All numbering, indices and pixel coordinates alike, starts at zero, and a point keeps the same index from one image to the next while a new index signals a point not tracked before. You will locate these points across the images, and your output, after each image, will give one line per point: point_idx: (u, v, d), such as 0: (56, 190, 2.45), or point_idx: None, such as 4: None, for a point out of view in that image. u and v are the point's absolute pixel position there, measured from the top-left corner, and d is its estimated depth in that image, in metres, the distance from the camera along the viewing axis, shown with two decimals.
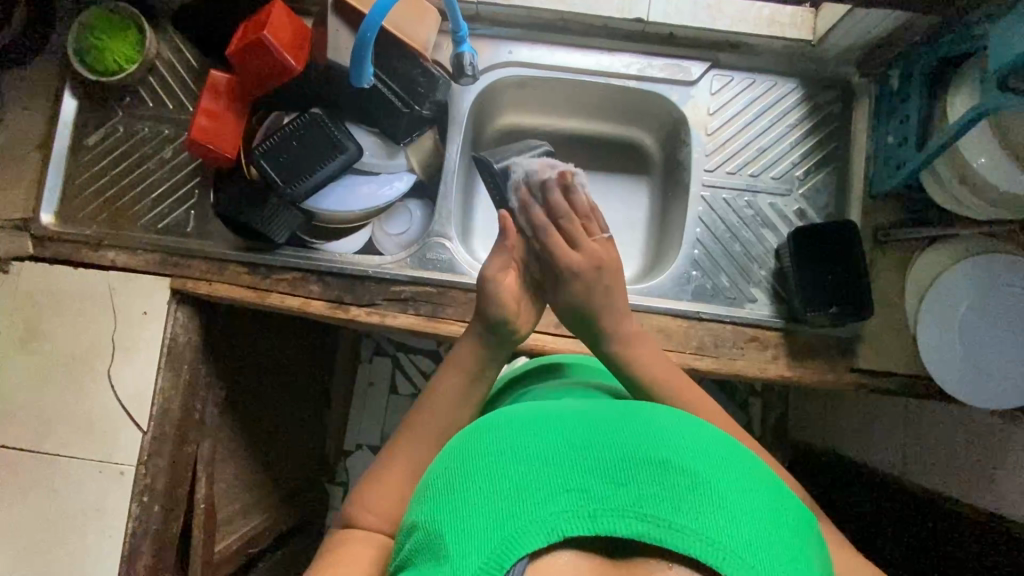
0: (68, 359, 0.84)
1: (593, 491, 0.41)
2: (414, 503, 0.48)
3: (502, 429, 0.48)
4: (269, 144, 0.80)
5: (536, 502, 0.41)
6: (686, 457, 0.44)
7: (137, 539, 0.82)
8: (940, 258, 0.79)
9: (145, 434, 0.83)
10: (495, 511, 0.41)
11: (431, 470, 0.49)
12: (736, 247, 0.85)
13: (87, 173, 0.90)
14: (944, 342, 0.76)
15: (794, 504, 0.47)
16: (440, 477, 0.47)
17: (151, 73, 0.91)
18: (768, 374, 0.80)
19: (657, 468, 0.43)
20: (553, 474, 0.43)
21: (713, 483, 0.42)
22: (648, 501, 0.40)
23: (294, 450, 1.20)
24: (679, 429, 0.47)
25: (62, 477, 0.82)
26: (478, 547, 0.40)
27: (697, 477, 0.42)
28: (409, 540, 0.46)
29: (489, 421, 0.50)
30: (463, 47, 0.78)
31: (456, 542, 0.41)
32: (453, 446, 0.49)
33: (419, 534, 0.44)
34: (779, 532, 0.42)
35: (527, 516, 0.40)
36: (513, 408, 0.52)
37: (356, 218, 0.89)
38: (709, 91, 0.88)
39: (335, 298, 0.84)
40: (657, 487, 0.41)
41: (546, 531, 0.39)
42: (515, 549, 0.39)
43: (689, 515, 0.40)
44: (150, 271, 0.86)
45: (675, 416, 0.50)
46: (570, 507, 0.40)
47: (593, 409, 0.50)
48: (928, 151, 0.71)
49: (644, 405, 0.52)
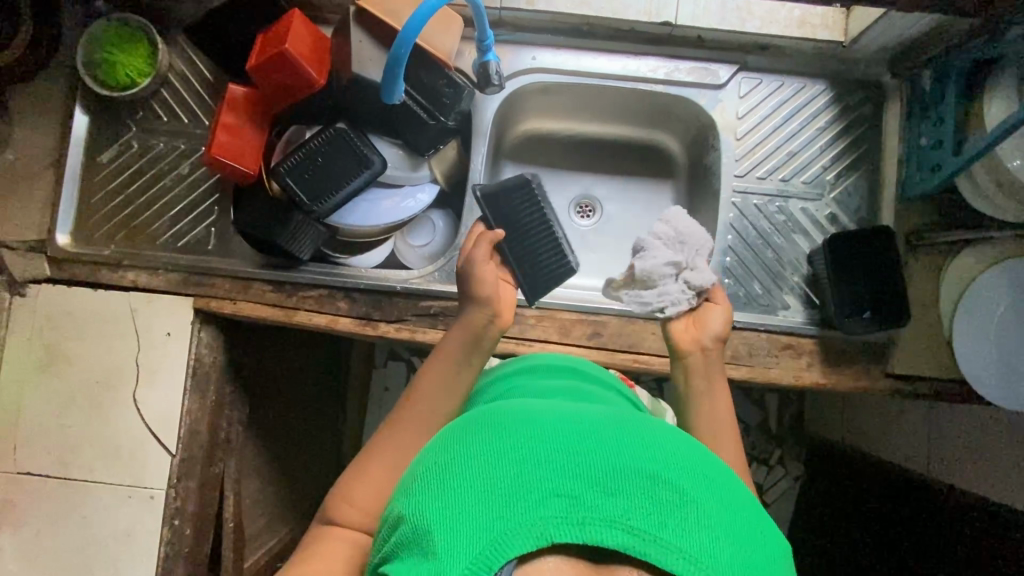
0: (92, 383, 0.82)
1: (582, 497, 0.39)
2: (400, 494, 0.46)
3: (494, 426, 0.45)
4: (294, 160, 0.78)
5: (524, 506, 0.39)
6: (677, 471, 0.42)
7: (169, 562, 0.81)
8: (975, 261, 0.79)
9: (174, 456, 0.82)
10: (483, 511, 0.39)
11: (420, 461, 0.47)
12: (768, 253, 0.84)
13: (102, 191, 0.87)
14: (979, 344, 0.76)
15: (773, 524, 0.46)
16: (429, 470, 0.44)
17: (164, 86, 0.88)
18: (802, 381, 0.80)
19: (648, 479, 0.41)
20: (542, 476, 0.40)
21: (702, 500, 0.41)
22: (637, 513, 0.39)
23: (314, 460, 1.19)
24: (671, 440, 0.46)
25: (91, 502, 0.81)
26: (464, 549, 0.38)
27: (685, 493, 0.41)
28: (391, 533, 0.44)
29: (481, 417, 0.48)
30: (489, 55, 0.77)
31: (442, 540, 0.39)
32: (444, 440, 0.47)
33: (403, 528, 0.42)
34: (760, 555, 0.41)
35: (515, 519, 0.38)
36: (505, 404, 0.49)
37: (380, 232, 0.87)
38: (737, 94, 0.86)
39: (363, 314, 0.82)
40: (646, 499, 0.39)
41: (534, 536, 0.38)
42: (501, 551, 0.37)
43: (674, 531, 0.38)
44: (172, 290, 0.85)
45: (667, 426, 0.48)
46: (559, 514, 0.38)
47: (586, 411, 0.48)
48: (965, 156, 0.70)
49: (637, 413, 0.51)
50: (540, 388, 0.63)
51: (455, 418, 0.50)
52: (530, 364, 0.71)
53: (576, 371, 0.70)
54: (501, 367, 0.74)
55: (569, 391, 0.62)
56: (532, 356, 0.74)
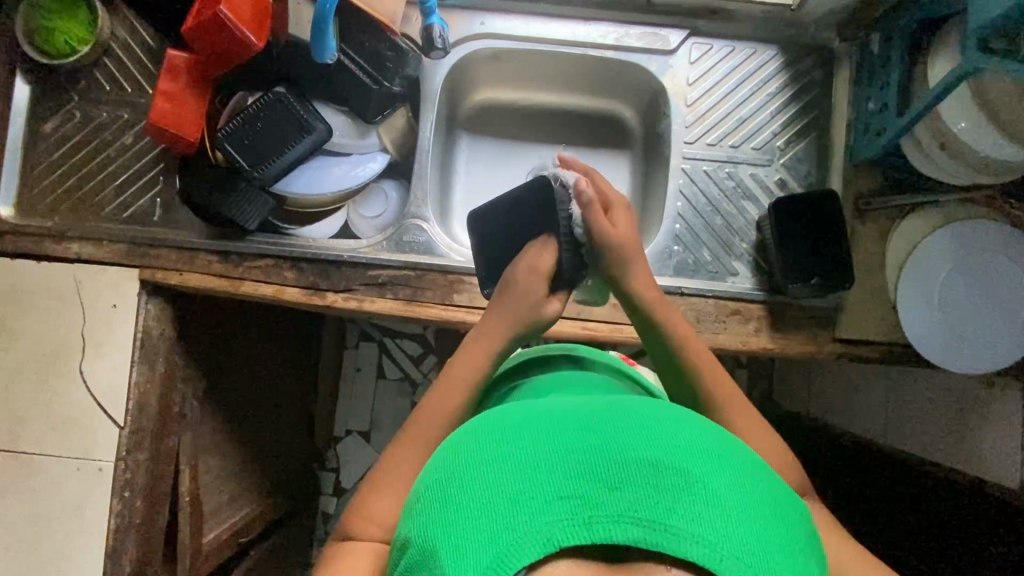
0: (37, 356, 0.82)
1: (586, 496, 0.40)
2: (407, 515, 0.47)
3: (489, 435, 0.46)
4: (233, 126, 0.77)
5: (529, 513, 0.40)
6: (679, 455, 0.43)
7: (120, 535, 0.81)
8: (920, 225, 0.79)
9: (121, 428, 0.81)
10: (488, 523, 0.40)
11: (422, 478, 0.48)
12: (717, 220, 0.84)
13: (45, 162, 0.86)
14: (925, 308, 0.76)
15: (786, 487, 0.47)
16: (431, 487, 0.46)
17: (107, 55, 0.86)
18: (750, 347, 0.80)
19: (650, 468, 0.42)
20: (544, 482, 0.41)
21: (708, 479, 0.42)
22: (642, 506, 0.39)
23: (281, 438, 1.19)
24: (671, 424, 0.47)
25: (39, 475, 0.81)
26: (474, 562, 0.39)
27: (690, 475, 0.41)
28: (405, 555, 0.45)
29: (476, 426, 0.49)
30: (432, 18, 0.77)
31: (453, 556, 0.39)
32: (442, 455, 0.48)
33: (413, 549, 0.43)
34: (777, 528, 0.41)
35: (521, 526, 0.39)
36: (503, 411, 0.50)
37: (329, 201, 0.87)
38: (688, 60, 0.86)
39: (311, 284, 0.82)
40: (650, 490, 0.40)
41: (541, 542, 0.38)
42: (512, 561, 0.38)
43: (683, 516, 0.39)
44: (118, 262, 0.83)
45: (664, 407, 0.49)
46: (564, 517, 0.39)
47: (583, 406, 0.49)
48: (907, 117, 0.70)
49: (634, 398, 0.51)
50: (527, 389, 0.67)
51: (453, 432, 0.51)
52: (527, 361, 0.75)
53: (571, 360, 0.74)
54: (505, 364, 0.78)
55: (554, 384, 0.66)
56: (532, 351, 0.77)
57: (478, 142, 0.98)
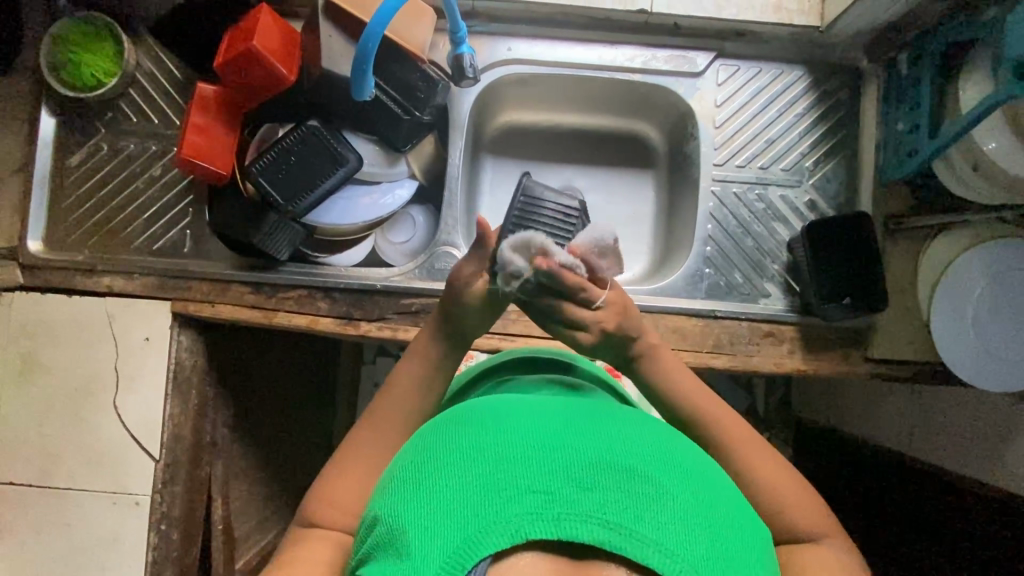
0: (70, 391, 0.81)
1: (558, 493, 0.39)
2: (378, 497, 0.46)
3: (470, 425, 0.46)
4: (266, 161, 0.77)
5: (499, 503, 0.39)
6: (654, 467, 0.42)
7: (158, 567, 0.81)
8: (951, 245, 0.79)
9: (157, 461, 0.81)
10: (458, 508, 0.39)
11: (399, 463, 0.47)
12: (748, 242, 0.84)
13: (74, 195, 0.86)
14: (958, 328, 0.76)
15: (753, 514, 0.46)
16: (406, 470, 0.45)
17: (133, 86, 0.86)
18: (783, 368, 0.80)
19: (624, 474, 0.41)
20: (519, 474, 0.41)
21: (679, 494, 0.41)
22: (613, 507, 0.39)
23: (305, 458, 1.19)
24: (649, 437, 0.46)
25: (74, 509, 0.81)
26: (438, 547, 0.38)
27: (662, 486, 0.41)
28: (370, 535, 0.44)
29: (458, 417, 0.48)
30: (462, 47, 0.76)
31: (418, 539, 0.39)
32: (421, 442, 0.48)
33: (381, 529, 0.42)
34: (738, 546, 0.41)
35: (489, 516, 0.38)
36: (487, 404, 0.50)
37: (359, 230, 0.87)
38: (715, 82, 0.86)
39: (344, 313, 0.82)
40: (623, 494, 0.40)
41: (508, 533, 0.38)
42: (475, 548, 0.37)
43: (650, 525, 0.38)
44: (149, 295, 0.83)
45: (646, 421, 0.49)
46: (534, 511, 0.38)
47: (565, 409, 0.49)
48: (941, 140, 0.70)
49: (618, 409, 0.51)
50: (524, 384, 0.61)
51: (434, 422, 0.50)
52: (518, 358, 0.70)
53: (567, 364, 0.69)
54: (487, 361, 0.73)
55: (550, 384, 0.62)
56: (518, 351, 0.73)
57: (503, 164, 0.98)
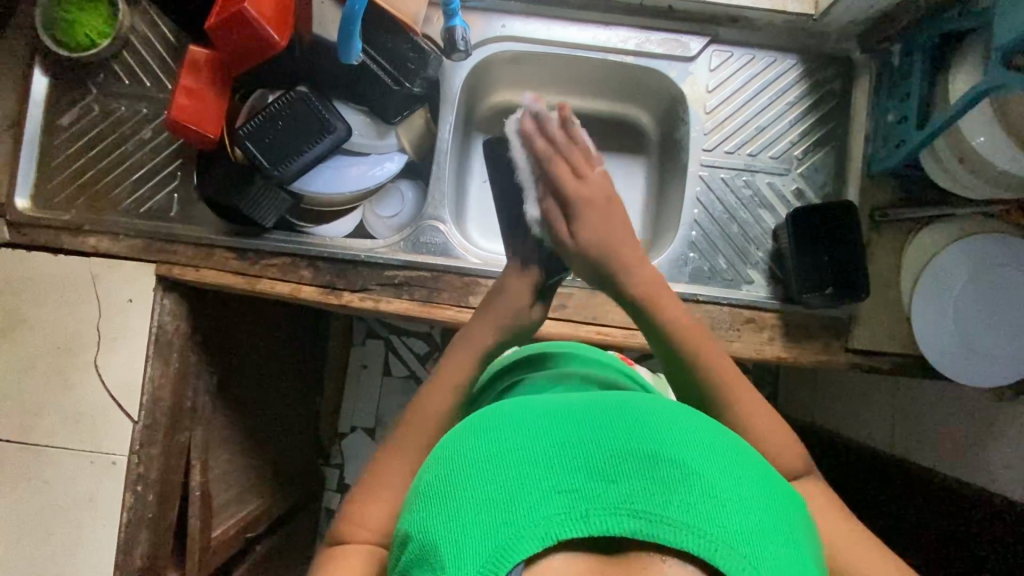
0: (51, 348, 0.82)
1: (583, 490, 0.40)
2: (406, 513, 0.46)
3: (486, 429, 0.46)
4: (254, 124, 0.77)
5: (527, 507, 0.39)
6: (675, 449, 0.43)
7: (132, 528, 0.81)
8: (935, 239, 0.79)
9: (135, 423, 0.82)
10: (487, 517, 0.39)
11: (421, 476, 0.48)
12: (733, 228, 0.84)
13: (63, 154, 0.86)
14: (939, 322, 0.77)
15: (784, 484, 0.46)
16: (429, 484, 0.45)
17: (126, 49, 0.86)
18: (763, 355, 0.80)
19: (647, 461, 0.41)
20: (542, 476, 0.41)
21: (704, 471, 0.41)
22: (640, 498, 0.39)
23: (287, 433, 1.19)
24: (668, 419, 0.46)
25: (51, 467, 0.81)
26: (472, 557, 0.38)
27: (687, 466, 0.41)
28: (404, 553, 0.44)
29: (472, 423, 0.49)
30: (455, 19, 0.77)
31: (450, 554, 0.39)
32: (440, 451, 0.48)
33: (413, 546, 0.43)
34: (771, 518, 0.41)
35: (519, 522, 0.39)
36: (500, 405, 0.50)
37: (347, 201, 0.87)
38: (708, 67, 0.86)
39: (327, 282, 0.82)
40: (648, 482, 0.40)
41: (540, 536, 0.38)
42: (511, 554, 0.38)
43: (679, 508, 0.39)
44: (134, 257, 0.83)
45: (663, 402, 0.49)
46: (563, 510, 0.39)
47: (581, 400, 0.49)
48: (929, 130, 0.70)
49: (632, 394, 0.51)
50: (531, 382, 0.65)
51: (450, 430, 0.50)
52: (533, 353, 0.74)
53: (574, 355, 0.72)
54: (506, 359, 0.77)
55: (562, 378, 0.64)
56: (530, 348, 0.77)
57: None
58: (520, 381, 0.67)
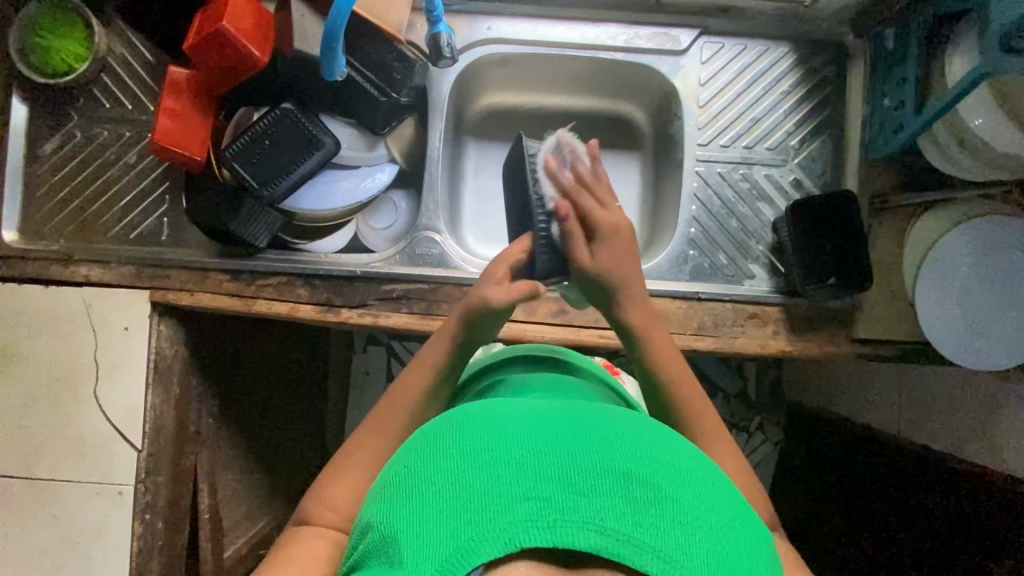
0: (49, 382, 0.81)
1: (554, 499, 0.39)
2: (371, 500, 0.46)
3: (464, 426, 0.45)
4: (241, 144, 0.76)
5: (493, 511, 0.38)
6: (652, 471, 0.42)
7: (143, 556, 0.81)
8: (937, 223, 0.78)
9: (139, 451, 0.81)
10: (451, 517, 0.39)
11: (393, 466, 0.47)
12: (732, 223, 0.83)
13: (48, 183, 0.84)
14: (943, 310, 0.76)
15: (754, 515, 0.45)
16: (399, 475, 0.44)
17: (105, 72, 0.84)
18: (768, 350, 0.79)
19: (621, 480, 0.40)
20: (513, 480, 0.40)
21: (677, 499, 0.40)
22: (609, 513, 0.38)
23: (294, 448, 1.18)
24: (649, 440, 0.45)
25: (58, 500, 0.80)
26: (433, 555, 0.38)
27: (659, 490, 0.40)
28: (365, 540, 0.44)
29: (451, 416, 0.47)
30: (439, 26, 0.75)
31: (411, 549, 0.39)
32: (414, 442, 0.47)
33: (375, 535, 0.42)
34: (737, 548, 0.40)
35: (484, 525, 0.38)
36: (480, 402, 0.49)
37: (341, 216, 0.86)
38: (699, 60, 0.84)
39: (324, 300, 0.81)
40: (619, 500, 0.39)
41: (502, 542, 0.37)
42: (470, 557, 0.37)
43: (647, 530, 0.38)
44: (128, 285, 0.82)
45: (644, 420, 0.48)
46: (529, 518, 0.38)
47: (564, 408, 0.48)
48: (925, 117, 0.69)
49: (614, 406, 0.50)
50: (516, 382, 0.65)
51: (429, 421, 0.49)
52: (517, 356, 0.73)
53: (562, 362, 0.72)
54: (485, 358, 0.76)
55: (547, 386, 0.63)
56: (514, 347, 0.76)
57: (486, 149, 0.96)
58: (496, 384, 0.66)
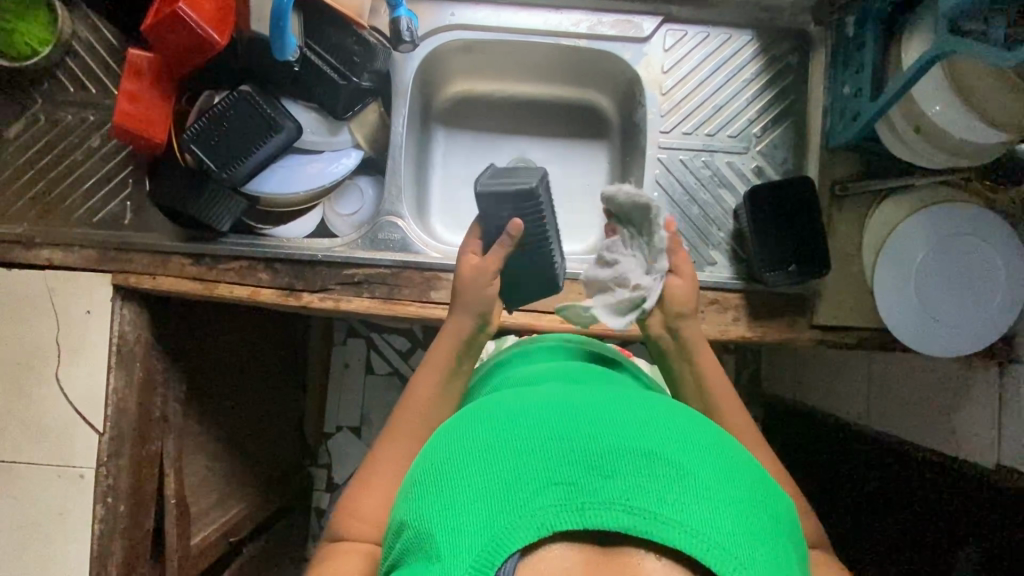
0: (11, 364, 0.81)
1: (580, 483, 0.39)
2: (401, 502, 0.45)
3: (488, 421, 0.45)
4: (200, 126, 0.76)
5: (523, 498, 0.38)
6: (675, 449, 0.41)
7: (105, 539, 0.81)
8: (896, 210, 0.79)
9: (101, 434, 0.81)
10: (484, 507, 0.39)
11: (417, 465, 0.46)
12: (693, 210, 0.84)
13: (11, 167, 0.84)
14: (901, 295, 0.76)
15: (777, 489, 0.45)
16: (425, 473, 0.44)
17: (69, 56, 0.85)
18: (728, 335, 0.80)
19: (645, 459, 0.40)
20: (539, 467, 0.40)
21: (700, 474, 0.40)
22: (635, 493, 0.38)
23: (270, 437, 1.18)
24: (669, 418, 0.44)
25: (20, 483, 0.80)
26: (467, 548, 0.37)
27: (682, 466, 0.40)
28: (399, 541, 0.43)
29: (473, 414, 0.47)
30: (400, 11, 0.77)
31: (444, 542, 0.38)
32: (437, 440, 0.47)
33: (407, 534, 0.42)
34: (764, 522, 0.40)
35: (514, 513, 0.38)
36: (501, 399, 0.49)
37: (301, 201, 0.86)
38: (662, 47, 0.85)
39: (286, 284, 0.81)
40: (644, 479, 0.39)
41: (535, 526, 0.37)
42: (505, 546, 0.37)
43: (674, 506, 0.37)
44: (89, 268, 0.82)
45: (664, 402, 0.48)
46: (559, 502, 0.38)
47: (582, 395, 0.47)
48: (880, 102, 0.69)
49: (633, 392, 0.50)
50: (525, 372, 0.63)
51: (449, 421, 0.48)
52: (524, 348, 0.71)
53: (566, 347, 0.71)
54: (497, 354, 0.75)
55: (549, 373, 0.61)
56: (531, 339, 0.75)
57: (455, 137, 0.97)
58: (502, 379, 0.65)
